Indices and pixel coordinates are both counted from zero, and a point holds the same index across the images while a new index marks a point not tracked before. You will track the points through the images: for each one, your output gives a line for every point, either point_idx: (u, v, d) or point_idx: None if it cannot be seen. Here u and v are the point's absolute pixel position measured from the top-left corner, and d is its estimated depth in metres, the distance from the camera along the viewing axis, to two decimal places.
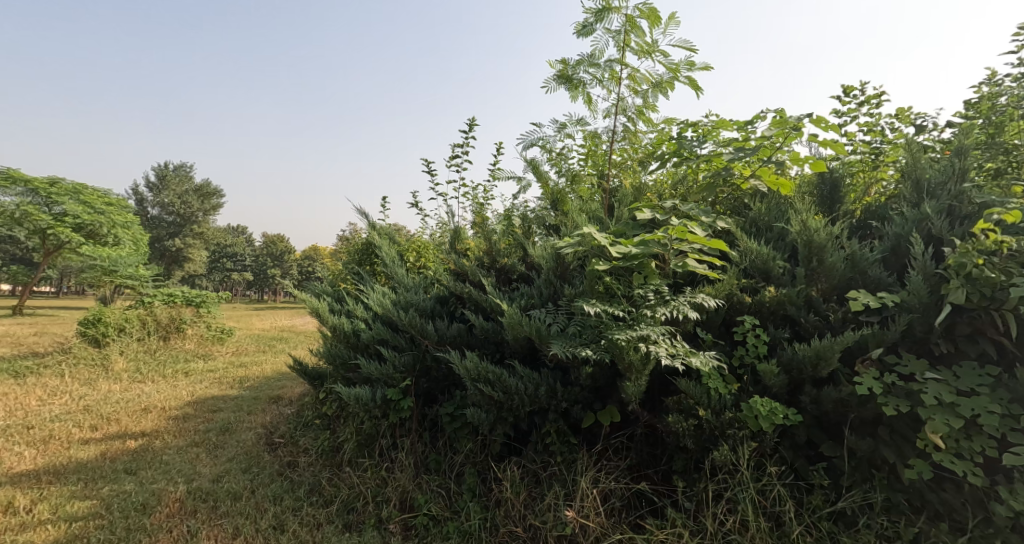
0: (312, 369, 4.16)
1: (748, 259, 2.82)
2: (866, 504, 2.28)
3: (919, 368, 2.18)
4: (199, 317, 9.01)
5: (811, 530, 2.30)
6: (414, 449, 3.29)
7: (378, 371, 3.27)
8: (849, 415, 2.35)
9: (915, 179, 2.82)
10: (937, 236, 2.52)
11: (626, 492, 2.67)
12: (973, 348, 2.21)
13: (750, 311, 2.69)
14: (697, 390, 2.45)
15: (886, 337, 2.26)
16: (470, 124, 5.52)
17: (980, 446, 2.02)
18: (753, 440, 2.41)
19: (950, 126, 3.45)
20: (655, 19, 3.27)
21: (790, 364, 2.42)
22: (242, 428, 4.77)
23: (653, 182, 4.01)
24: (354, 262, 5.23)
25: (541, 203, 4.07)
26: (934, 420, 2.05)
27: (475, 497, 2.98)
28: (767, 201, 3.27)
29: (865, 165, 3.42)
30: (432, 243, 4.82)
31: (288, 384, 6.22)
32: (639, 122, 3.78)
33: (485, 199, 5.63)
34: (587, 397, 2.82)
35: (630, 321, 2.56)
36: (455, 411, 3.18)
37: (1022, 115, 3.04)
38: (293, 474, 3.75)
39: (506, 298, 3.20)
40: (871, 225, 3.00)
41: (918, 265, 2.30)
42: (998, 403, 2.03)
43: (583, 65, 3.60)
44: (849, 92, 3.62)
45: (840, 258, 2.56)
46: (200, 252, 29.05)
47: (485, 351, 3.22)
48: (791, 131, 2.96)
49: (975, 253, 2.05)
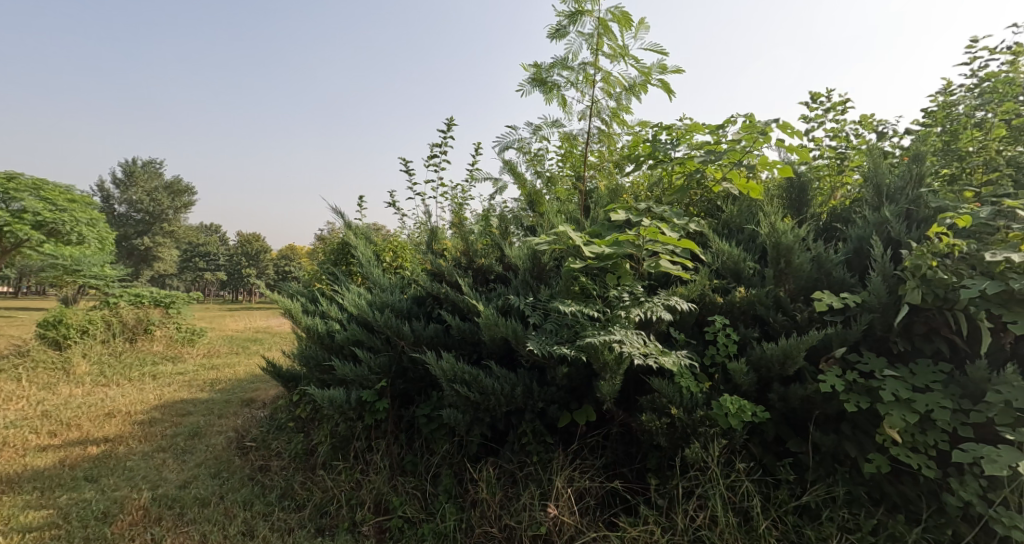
0: (286, 371, 4.08)
1: (720, 260, 2.89)
2: (830, 498, 2.35)
3: (878, 366, 2.27)
4: (169, 318, 8.75)
5: (777, 524, 2.36)
6: (390, 451, 3.26)
7: (354, 373, 3.23)
8: (814, 412, 2.43)
9: (877, 184, 2.92)
10: (896, 239, 2.63)
11: (600, 491, 2.70)
12: (929, 346, 2.31)
13: (721, 312, 2.75)
14: (669, 390, 2.49)
15: (848, 336, 2.35)
16: (448, 124, 5.51)
17: (934, 440, 2.11)
18: (723, 437, 2.47)
19: (908, 133, 3.62)
20: (627, 22, 3.31)
21: (759, 362, 2.49)
22: (212, 432, 4.64)
23: (629, 184, 4.06)
24: (330, 262, 5.16)
25: (518, 204, 4.09)
26: (892, 415, 2.13)
27: (450, 498, 2.97)
28: (737, 204, 3.35)
29: (832, 169, 3.54)
30: (410, 243, 4.79)
31: (261, 386, 6.10)
32: (614, 125, 3.83)
33: (463, 199, 5.62)
34: (563, 397, 2.84)
35: (605, 321, 2.60)
36: (432, 412, 3.16)
37: (974, 124, 3.20)
38: (264, 478, 3.68)
39: (483, 298, 3.20)
40: (836, 228, 3.11)
41: (878, 266, 2.38)
42: (950, 398, 2.12)
43: (557, 68, 3.63)
44: (816, 99, 3.76)
45: (806, 259, 2.64)
46: (170, 250, 28.16)
47: (462, 351, 3.21)
48: (759, 135, 3.06)
49: (930, 256, 2.14)
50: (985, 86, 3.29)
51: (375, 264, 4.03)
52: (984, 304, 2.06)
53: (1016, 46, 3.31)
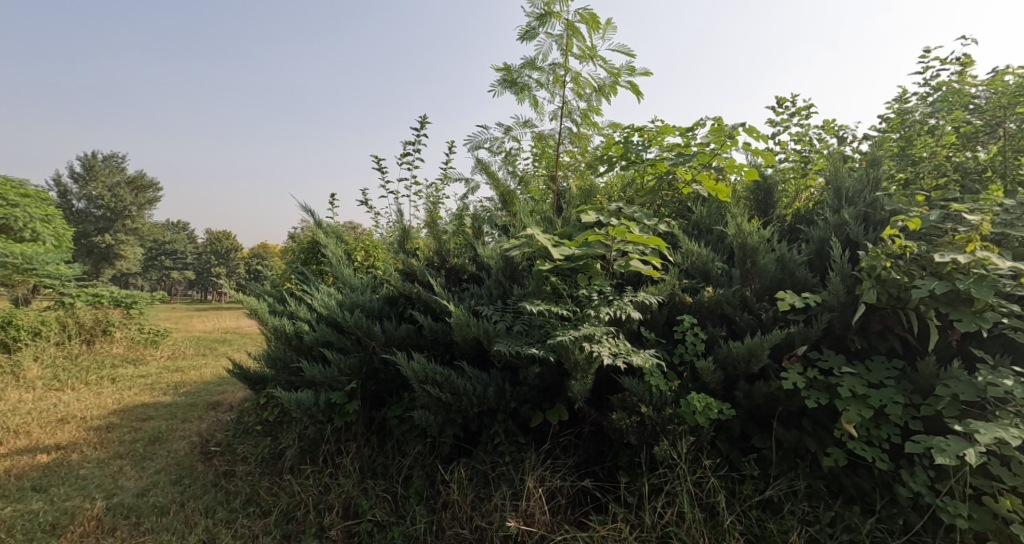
0: (253, 373, 3.97)
1: (689, 261, 2.95)
2: (791, 492, 2.41)
3: (837, 363, 2.35)
4: (130, 320, 8.41)
5: (741, 519, 2.40)
6: (360, 454, 3.21)
7: (322, 375, 3.16)
8: (778, 408, 2.50)
9: (837, 188, 3.02)
10: (854, 241, 2.72)
11: (571, 490, 2.70)
12: (883, 344, 2.39)
13: (691, 311, 2.81)
14: (638, 388, 2.53)
15: (809, 334, 2.42)
16: (421, 123, 5.47)
17: (888, 434, 2.19)
18: (691, 435, 2.51)
19: (866, 138, 3.83)
20: (595, 24, 3.38)
21: (726, 361, 2.54)
22: (174, 437, 4.47)
23: (603, 185, 4.10)
24: (300, 261, 5.04)
25: (492, 204, 4.07)
26: (849, 410, 2.21)
27: (422, 500, 2.93)
28: (707, 204, 3.42)
29: (797, 172, 3.68)
30: (382, 242, 4.71)
31: (229, 389, 5.92)
32: (585, 126, 3.86)
33: (438, 198, 5.57)
34: (535, 396, 2.85)
35: (575, 321, 2.61)
36: (404, 413, 3.13)
37: (927, 131, 3.37)
38: (228, 484, 3.56)
39: (455, 298, 3.17)
40: (799, 229, 3.19)
41: (837, 267, 2.47)
42: (902, 394, 2.21)
43: (528, 69, 3.65)
44: (782, 103, 3.90)
45: (771, 260, 2.72)
46: (133, 248, 27.03)
47: (434, 352, 3.18)
48: (727, 139, 3.14)
49: (884, 257, 2.23)
50: (937, 96, 3.44)
51: (346, 264, 3.94)
52: (934, 304, 2.15)
53: (965, 57, 3.48)
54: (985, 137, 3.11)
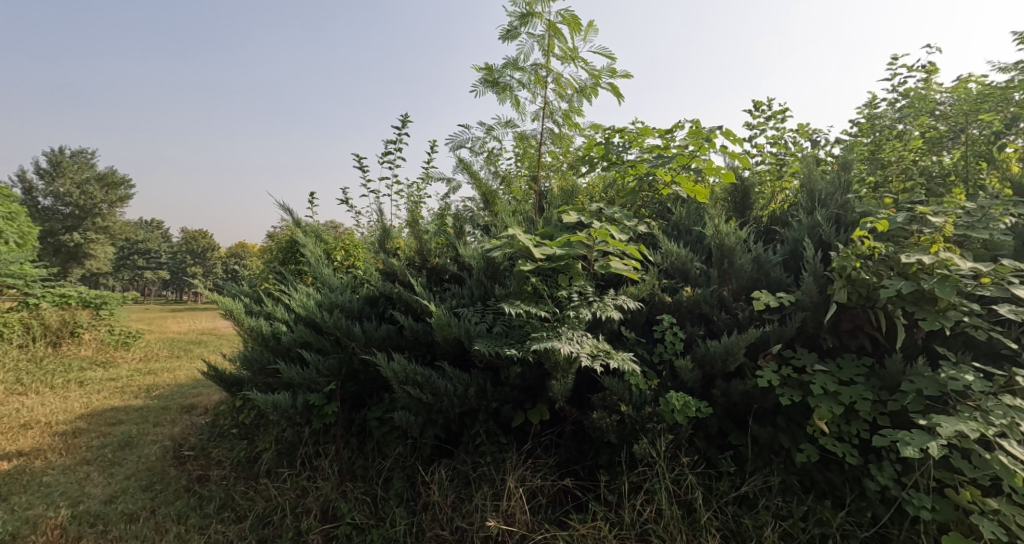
0: (229, 375, 3.89)
1: (668, 261, 2.99)
2: (766, 487, 2.45)
3: (809, 361, 2.41)
4: (99, 321, 8.17)
5: (718, 515, 2.44)
6: (340, 456, 3.16)
7: (300, 376, 3.11)
8: (753, 406, 2.55)
9: (811, 190, 3.10)
10: (826, 242, 2.79)
11: (552, 489, 2.71)
12: (854, 342, 2.46)
13: (670, 311, 2.85)
14: (618, 387, 2.57)
15: (783, 333, 2.48)
16: (403, 121, 5.43)
17: (857, 429, 2.25)
18: (669, 433, 2.54)
19: (838, 142, 3.94)
20: (576, 25, 3.41)
21: (704, 359, 2.58)
22: (146, 442, 4.34)
23: (585, 186, 4.14)
24: (278, 261, 4.94)
25: (474, 203, 4.06)
26: (821, 407, 2.26)
27: (402, 502, 2.90)
28: (686, 205, 3.47)
29: (773, 175, 3.78)
30: (363, 241, 4.66)
31: (204, 392, 5.77)
32: (566, 127, 3.88)
33: (419, 197, 5.54)
34: (517, 396, 2.85)
35: (555, 322, 2.63)
36: (384, 414, 3.10)
37: (895, 136, 3.48)
38: (202, 489, 3.47)
39: (436, 298, 3.15)
40: (775, 230, 3.26)
41: (809, 268, 2.53)
42: (871, 390, 2.27)
43: (509, 69, 3.66)
44: (759, 107, 3.99)
45: (747, 260, 2.79)
46: (103, 247, 26.22)
47: (415, 352, 3.15)
48: (704, 141, 3.19)
49: (853, 258, 2.30)
50: (905, 102, 3.58)
51: (325, 263, 3.88)
52: (901, 303, 2.22)
53: (930, 65, 3.62)
54: (949, 142, 3.26)
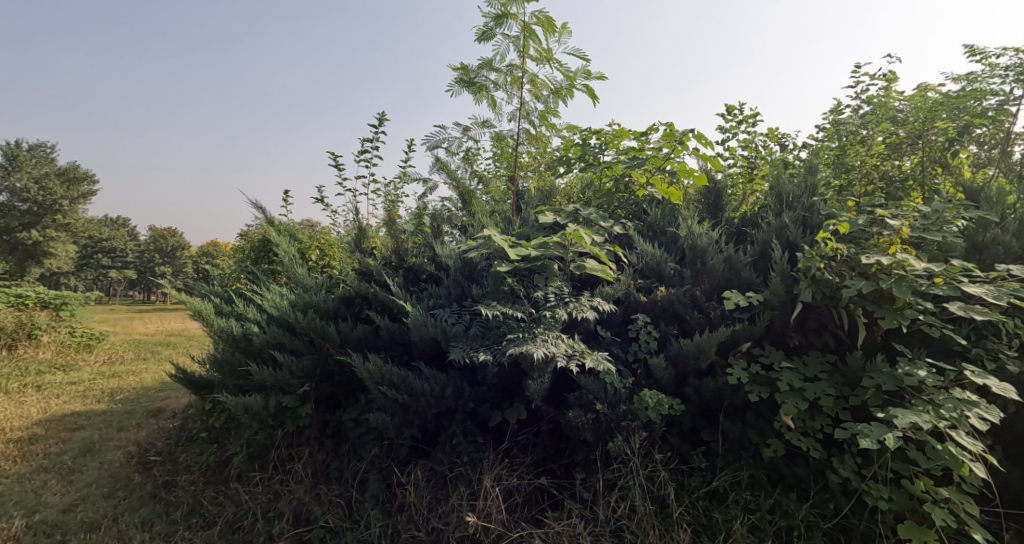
0: (198, 377, 3.78)
1: (643, 261, 3.05)
2: (735, 482, 2.51)
3: (777, 358, 2.49)
4: (59, 323, 7.83)
5: (690, 510, 2.49)
6: (314, 458, 3.12)
7: (273, 378, 3.06)
8: (724, 402, 2.62)
9: (779, 192, 3.19)
10: (794, 242, 2.87)
11: (528, 487, 2.73)
12: (819, 340, 2.54)
13: (645, 310, 2.90)
14: (594, 386, 2.61)
15: (752, 332, 2.55)
16: (380, 119, 5.38)
17: (821, 424, 2.32)
18: (644, 430, 2.59)
19: (806, 146, 4.07)
20: (551, 27, 3.44)
21: (677, 358, 2.65)
22: (108, 447, 4.19)
23: (564, 186, 4.19)
24: (250, 260, 4.81)
25: (450, 203, 4.03)
26: (787, 404, 2.34)
27: (377, 504, 2.86)
28: (661, 206, 3.53)
29: (744, 178, 3.90)
30: (338, 240, 4.58)
31: (172, 395, 5.59)
32: (542, 127, 3.90)
33: (397, 196, 5.49)
34: (494, 396, 2.86)
35: (531, 322, 2.66)
36: (360, 416, 3.07)
37: (859, 141, 3.62)
38: (168, 494, 3.37)
39: (412, 298, 3.13)
40: (745, 231, 3.35)
41: (777, 268, 2.61)
42: (834, 386, 2.36)
43: (485, 70, 3.67)
44: (731, 111, 4.09)
45: (718, 261, 2.86)
46: (64, 246, 25.13)
47: (392, 353, 3.12)
48: (677, 143, 3.26)
49: (817, 259, 2.39)
50: (867, 109, 3.73)
51: (299, 263, 3.81)
52: (861, 303, 2.31)
53: (890, 74, 3.77)
54: (907, 148, 3.41)
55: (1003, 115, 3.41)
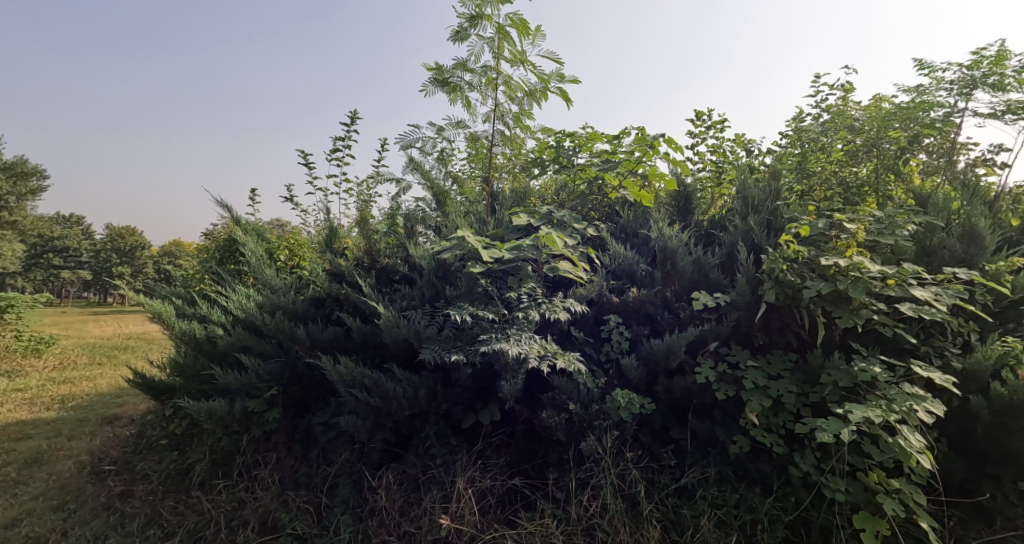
0: (158, 382, 3.64)
1: (616, 262, 3.11)
2: (703, 478, 2.58)
3: (743, 357, 2.57)
4: (5, 326, 7.41)
5: (659, 507, 2.54)
6: (282, 464, 3.05)
7: (238, 382, 2.98)
8: (693, 401, 2.69)
9: (745, 196, 3.29)
10: (759, 245, 2.97)
11: (501, 489, 2.73)
12: (782, 339, 2.63)
13: (617, 311, 2.95)
14: (567, 386, 2.64)
15: (719, 332, 2.63)
16: (352, 117, 5.29)
17: (784, 420, 2.40)
18: (615, 429, 2.63)
19: (770, 152, 4.22)
20: (525, 29, 3.46)
21: (648, 357, 2.70)
22: (58, 457, 3.99)
23: (538, 188, 4.22)
24: (214, 260, 4.64)
25: (423, 203, 3.99)
26: (752, 401, 2.41)
27: (348, 510, 2.81)
28: (633, 209, 3.59)
29: (713, 182, 4.01)
30: (308, 240, 4.49)
31: (129, 401, 5.36)
32: (517, 129, 3.92)
33: (369, 196, 5.42)
34: (468, 397, 2.85)
35: (504, 323, 2.66)
36: (330, 419, 3.02)
37: (819, 148, 3.76)
38: (124, 505, 3.23)
39: (385, 299, 3.10)
40: (714, 234, 3.44)
41: (743, 270, 2.69)
42: (797, 384, 2.44)
43: (459, 70, 3.66)
44: (700, 116, 4.20)
45: (688, 262, 2.93)
46: (11, 245, 23.78)
47: (364, 355, 3.08)
48: (649, 147, 3.33)
49: (780, 261, 2.49)
50: (826, 117, 3.89)
51: (267, 263, 3.72)
52: (821, 303, 2.40)
53: (847, 85, 3.95)
54: (863, 156, 3.57)
55: (948, 126, 3.62)
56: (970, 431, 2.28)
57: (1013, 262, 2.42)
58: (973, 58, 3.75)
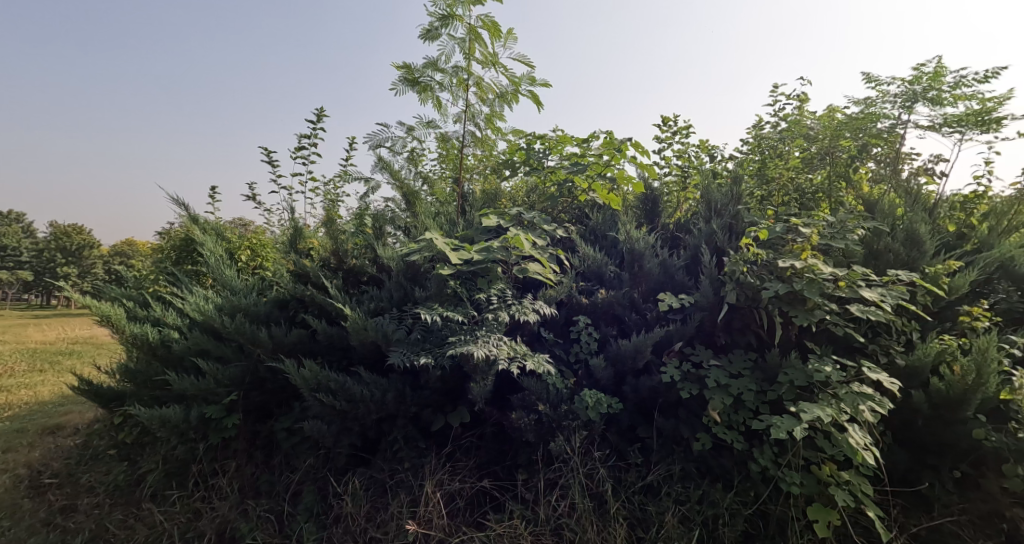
0: (107, 389, 3.46)
1: (585, 264, 3.16)
2: (668, 475, 2.63)
3: (706, 357, 2.64)
4: None
5: (626, 505, 2.58)
6: (241, 472, 2.95)
7: (195, 388, 2.86)
8: (659, 400, 2.75)
9: (709, 200, 3.39)
10: (721, 247, 3.07)
11: (470, 491, 2.72)
12: (743, 339, 2.72)
13: (586, 312, 2.99)
14: (537, 387, 2.65)
15: (684, 332, 2.71)
16: (318, 115, 5.17)
17: (744, 417, 2.49)
18: (584, 429, 2.66)
19: (732, 158, 4.36)
20: (496, 31, 3.46)
21: (616, 358, 2.75)
22: None
23: (509, 190, 4.24)
24: (169, 261, 4.44)
25: (392, 204, 3.94)
26: (715, 399, 2.48)
27: (312, 517, 2.74)
28: (602, 212, 3.64)
29: (678, 186, 4.11)
30: (272, 240, 4.35)
31: (73, 410, 5.06)
32: (488, 131, 3.92)
33: (336, 196, 5.31)
34: (437, 400, 2.83)
35: (474, 325, 2.66)
36: (293, 425, 2.94)
37: (777, 155, 3.92)
38: (67, 520, 3.05)
39: (352, 301, 3.04)
40: (679, 237, 3.53)
41: (707, 272, 2.77)
42: (756, 382, 2.53)
43: (430, 70, 3.64)
44: (667, 122, 4.30)
45: (654, 264, 3.00)
46: None
47: (330, 358, 3.01)
48: (617, 151, 3.39)
49: (741, 263, 2.60)
50: (784, 126, 4.05)
51: (227, 263, 3.58)
52: (779, 304, 2.50)
53: (802, 95, 4.12)
54: (818, 163, 3.74)
55: (894, 137, 3.84)
56: (912, 424, 2.41)
57: (949, 265, 2.56)
58: (916, 73, 3.97)
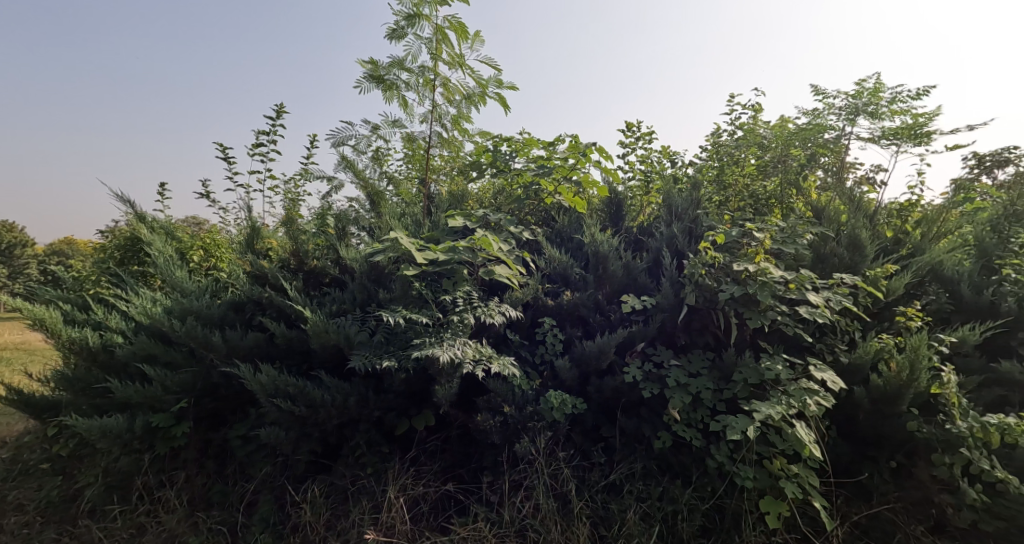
0: (41, 399, 3.23)
1: (551, 266, 3.19)
2: (630, 473, 2.69)
3: (667, 357, 2.71)
4: None
5: (589, 504, 2.61)
6: (192, 482, 2.82)
7: (141, 395, 2.71)
8: (622, 400, 2.80)
9: (670, 204, 3.48)
10: (682, 251, 3.16)
11: (434, 495, 2.70)
12: (702, 339, 2.81)
13: (551, 313, 3.01)
14: (502, 388, 2.65)
15: (646, 333, 2.78)
16: (278, 111, 5.01)
17: (702, 415, 2.56)
18: (548, 430, 2.68)
19: (692, 164, 4.49)
20: (464, 33, 3.45)
21: (580, 359, 2.78)
22: None
23: (476, 192, 4.24)
24: (112, 261, 4.18)
25: (355, 204, 3.86)
26: (675, 398, 2.55)
27: (268, 527, 2.64)
28: (568, 214, 3.69)
29: (641, 190, 4.20)
30: (227, 239, 4.18)
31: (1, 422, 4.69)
32: (454, 131, 3.90)
33: (297, 195, 5.15)
34: (401, 403, 2.78)
35: (439, 327, 2.64)
36: (249, 432, 2.83)
37: (734, 162, 4.07)
38: None
39: (313, 303, 2.96)
40: (642, 239, 3.62)
41: (668, 274, 2.85)
42: (714, 381, 2.62)
43: (395, 69, 3.59)
44: (630, 128, 4.40)
45: (618, 266, 3.06)
46: None
47: (289, 361, 2.92)
48: (581, 155, 3.44)
49: (699, 266, 2.69)
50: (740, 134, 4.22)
51: (178, 264, 3.42)
52: (735, 306, 2.59)
53: (756, 105, 4.30)
54: (771, 170, 3.90)
55: (839, 147, 4.06)
56: (855, 419, 2.55)
57: (887, 268, 2.73)
58: (859, 88, 4.22)
